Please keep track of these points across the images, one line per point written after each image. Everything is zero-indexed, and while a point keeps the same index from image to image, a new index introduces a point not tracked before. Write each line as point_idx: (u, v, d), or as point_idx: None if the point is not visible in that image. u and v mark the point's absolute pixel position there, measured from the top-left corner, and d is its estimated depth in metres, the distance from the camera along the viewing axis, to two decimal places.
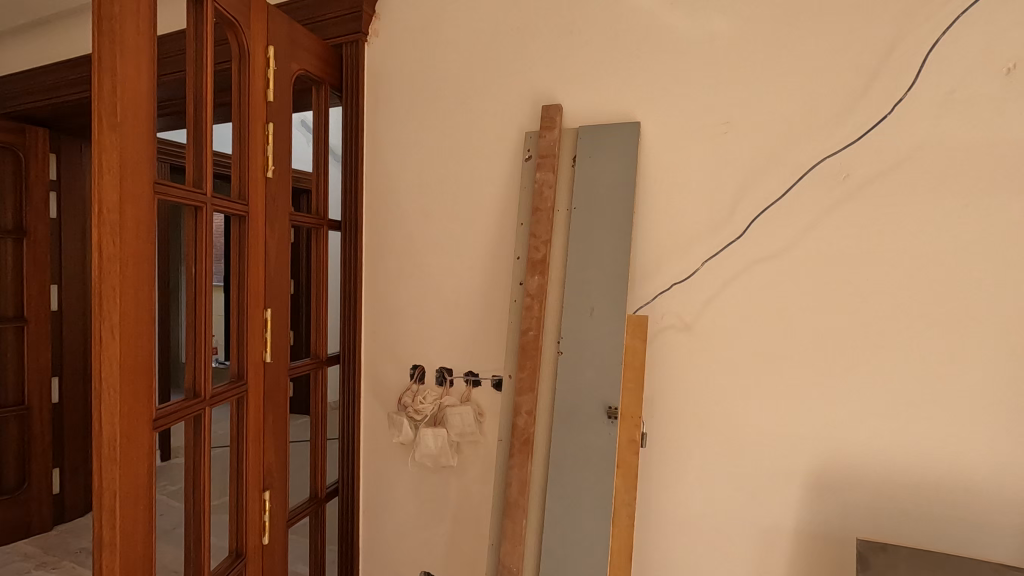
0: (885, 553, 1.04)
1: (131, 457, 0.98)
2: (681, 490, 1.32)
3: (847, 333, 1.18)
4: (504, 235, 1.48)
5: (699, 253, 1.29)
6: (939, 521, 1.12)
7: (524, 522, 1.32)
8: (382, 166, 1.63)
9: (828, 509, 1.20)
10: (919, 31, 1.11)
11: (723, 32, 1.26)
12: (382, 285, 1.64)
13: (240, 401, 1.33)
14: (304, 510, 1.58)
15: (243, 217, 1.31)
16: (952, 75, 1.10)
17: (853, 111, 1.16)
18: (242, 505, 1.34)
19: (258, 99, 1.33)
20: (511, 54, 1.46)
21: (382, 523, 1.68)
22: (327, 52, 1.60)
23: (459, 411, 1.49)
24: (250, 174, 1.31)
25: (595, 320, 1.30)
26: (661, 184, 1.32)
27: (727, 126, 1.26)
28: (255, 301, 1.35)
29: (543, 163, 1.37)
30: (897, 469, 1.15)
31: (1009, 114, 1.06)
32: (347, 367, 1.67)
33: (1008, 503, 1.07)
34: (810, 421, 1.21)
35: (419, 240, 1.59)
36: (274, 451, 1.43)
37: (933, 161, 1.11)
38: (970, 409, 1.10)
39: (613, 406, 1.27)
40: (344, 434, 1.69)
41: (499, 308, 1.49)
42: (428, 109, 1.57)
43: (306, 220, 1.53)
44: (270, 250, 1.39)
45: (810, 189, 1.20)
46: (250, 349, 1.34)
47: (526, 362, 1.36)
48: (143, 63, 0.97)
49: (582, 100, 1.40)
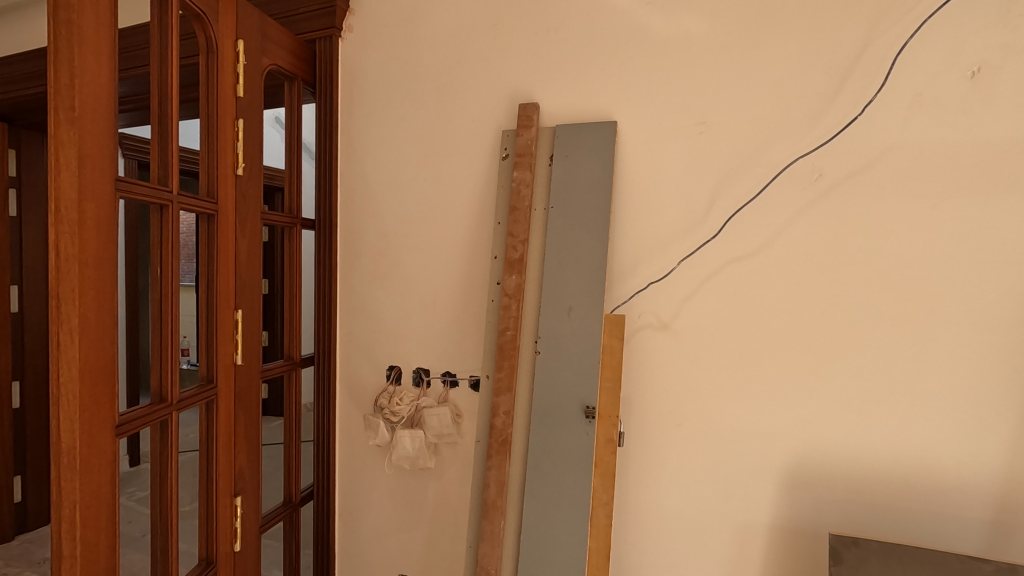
0: (856, 547, 1.06)
1: (93, 466, 0.94)
2: (659, 488, 1.33)
3: (820, 331, 1.20)
4: (481, 234, 1.47)
5: (675, 252, 1.29)
6: (909, 515, 1.14)
7: (502, 523, 1.31)
8: (357, 164, 1.61)
9: (803, 505, 1.21)
10: (888, 34, 1.14)
11: (699, 33, 1.26)
12: (357, 285, 1.62)
13: (210, 404, 1.30)
14: (277, 514, 1.55)
15: (212, 215, 1.27)
16: (920, 78, 1.12)
17: (826, 112, 1.18)
18: (213, 511, 1.30)
19: (227, 93, 1.29)
20: (488, 51, 1.45)
21: (359, 528, 1.65)
22: (300, 47, 1.56)
23: (436, 411, 1.47)
24: (218, 171, 1.28)
25: (573, 320, 1.30)
26: (638, 184, 1.32)
27: (702, 126, 1.26)
28: (225, 302, 1.31)
29: (520, 162, 1.37)
30: (869, 465, 1.17)
31: (974, 116, 1.09)
32: (321, 369, 1.64)
33: (975, 496, 1.10)
34: (784, 418, 1.23)
35: (395, 240, 1.57)
36: (246, 456, 1.39)
37: (902, 162, 1.13)
38: (939, 405, 1.12)
39: (591, 407, 1.27)
40: (318, 437, 1.65)
41: (476, 309, 1.48)
42: (404, 106, 1.55)
43: (276, 218, 1.49)
44: (241, 250, 1.35)
45: (784, 189, 1.21)
46: (220, 351, 1.30)
47: (503, 362, 1.35)
48: (103, 55, 0.93)
49: (559, 98, 1.39)
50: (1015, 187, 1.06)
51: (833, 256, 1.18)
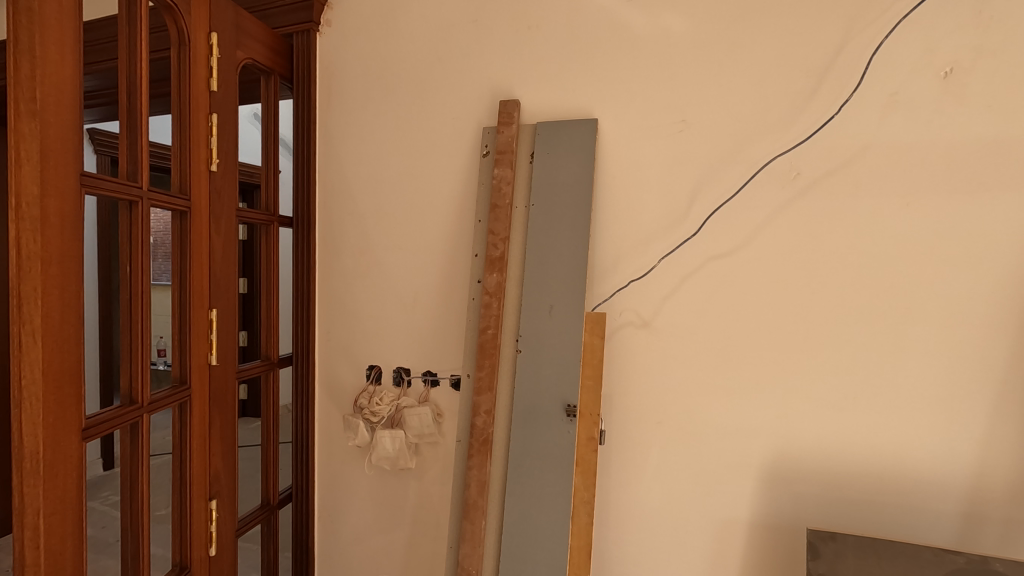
0: (833, 542, 1.07)
1: (58, 471, 0.91)
2: (640, 486, 1.33)
3: (797, 328, 1.21)
4: (462, 232, 1.46)
5: (656, 250, 1.30)
6: (885, 510, 1.16)
7: (483, 524, 1.31)
8: (335, 161, 1.58)
9: (781, 501, 1.22)
10: (863, 34, 1.15)
11: (679, 31, 1.27)
12: (336, 283, 1.59)
13: (183, 406, 1.26)
14: (254, 518, 1.51)
15: (185, 212, 1.24)
16: (894, 78, 1.13)
17: (805, 110, 1.19)
18: (187, 516, 1.27)
19: (200, 87, 1.26)
20: (468, 47, 1.43)
21: (339, 530, 1.63)
22: (276, 41, 1.53)
23: (417, 411, 1.46)
24: (191, 167, 1.24)
25: (554, 318, 1.29)
26: (619, 182, 1.32)
27: (682, 124, 1.27)
28: (199, 301, 1.28)
29: (501, 159, 1.36)
30: (846, 461, 1.18)
31: (947, 116, 1.10)
32: (300, 369, 1.61)
33: (947, 490, 1.12)
34: (763, 415, 1.23)
35: (375, 238, 1.55)
36: (222, 459, 1.36)
37: (877, 162, 1.15)
38: (913, 401, 1.14)
39: (572, 405, 1.26)
40: (297, 439, 1.62)
41: (457, 307, 1.47)
42: (384, 102, 1.52)
43: (252, 215, 1.45)
44: (215, 248, 1.32)
45: (762, 187, 1.22)
46: (194, 351, 1.27)
47: (484, 361, 1.34)
48: (66, 45, 0.90)
49: (540, 95, 1.38)
50: (986, 186, 1.09)
51: (811, 254, 1.19)
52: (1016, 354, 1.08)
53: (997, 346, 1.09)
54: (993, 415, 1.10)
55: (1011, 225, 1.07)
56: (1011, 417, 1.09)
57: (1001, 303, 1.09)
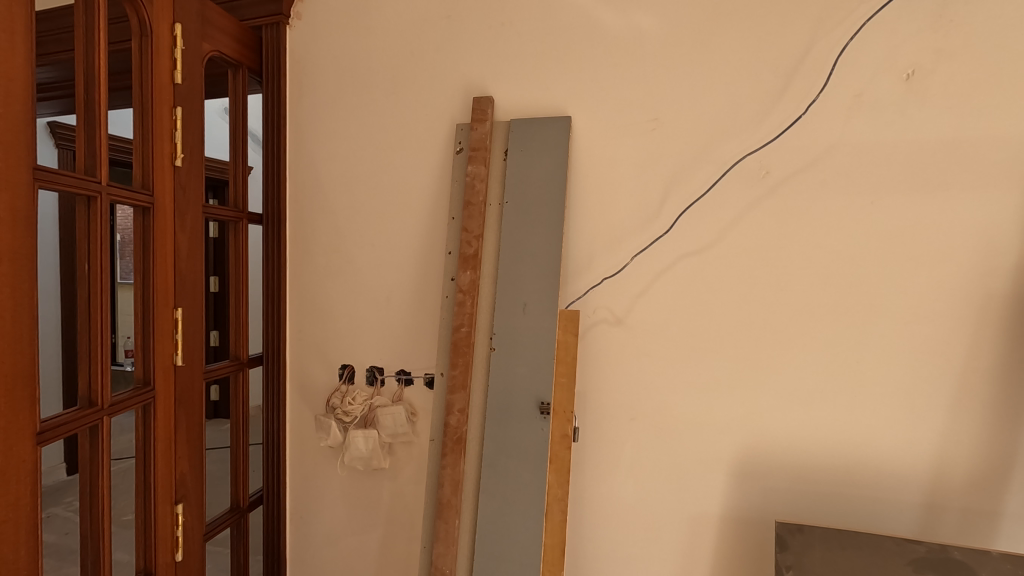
0: (801, 534, 1.10)
1: (8, 477, 0.87)
2: (613, 483, 1.33)
3: (766, 324, 1.23)
4: (436, 229, 1.45)
5: (629, 247, 1.30)
6: (851, 503, 1.19)
7: (457, 523, 1.30)
8: (307, 156, 1.55)
9: (752, 495, 1.24)
10: (830, 35, 1.17)
11: (651, 29, 1.27)
12: (308, 281, 1.56)
13: (147, 408, 1.23)
14: (223, 521, 1.47)
15: (148, 208, 1.21)
16: (859, 80, 1.16)
17: (774, 110, 1.21)
18: (151, 520, 1.24)
19: (162, 79, 1.22)
20: (442, 42, 1.42)
21: (311, 531, 1.60)
22: (244, 33, 1.49)
23: (390, 411, 1.44)
24: (154, 162, 1.21)
25: (528, 316, 1.29)
26: (592, 180, 1.32)
27: (655, 122, 1.27)
28: (163, 300, 1.25)
29: (475, 156, 1.35)
30: (814, 455, 1.21)
31: (909, 117, 1.13)
32: (271, 369, 1.57)
33: (910, 481, 1.16)
34: (734, 411, 1.25)
35: (347, 236, 1.52)
36: (188, 462, 1.33)
37: (843, 161, 1.17)
38: (878, 396, 1.17)
39: (546, 402, 1.26)
40: (267, 440, 1.59)
41: (432, 306, 1.46)
42: (356, 97, 1.50)
43: (220, 212, 1.41)
44: (181, 245, 1.29)
45: (733, 185, 1.23)
46: (158, 352, 1.24)
47: (457, 359, 1.33)
48: (17, 33, 0.86)
49: (514, 92, 1.38)
50: (945, 185, 1.12)
51: (780, 251, 1.21)
52: (974, 349, 1.12)
53: (956, 341, 1.12)
54: (952, 408, 1.13)
55: (968, 224, 1.11)
56: (969, 410, 1.12)
57: (960, 300, 1.12)
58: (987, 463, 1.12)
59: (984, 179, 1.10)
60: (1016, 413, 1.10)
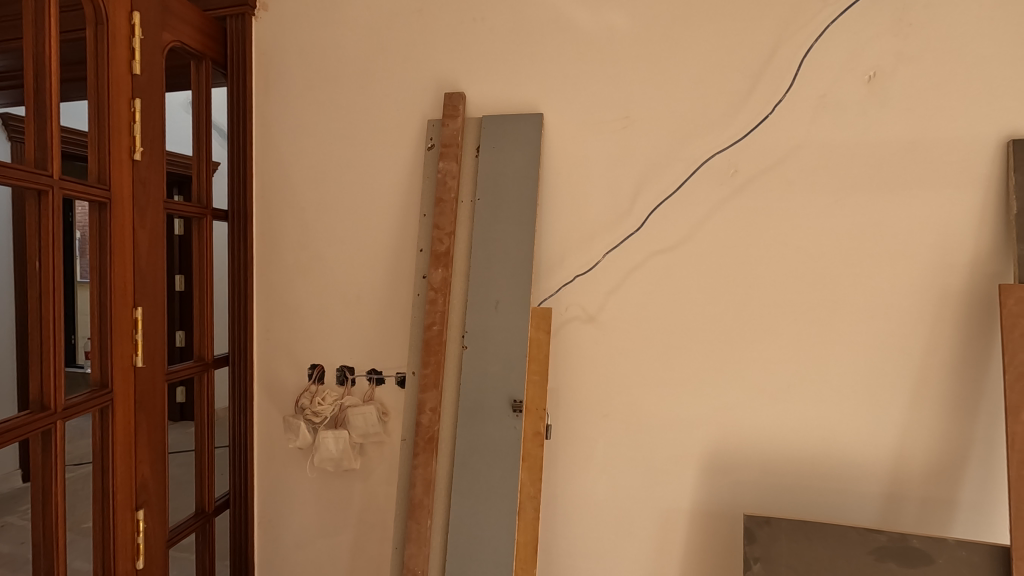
0: (768, 526, 1.12)
1: None
2: (585, 479, 1.34)
3: (735, 321, 1.24)
4: (407, 226, 1.43)
5: (601, 244, 1.31)
6: (816, 494, 1.21)
7: (429, 523, 1.29)
8: (274, 151, 1.51)
9: (721, 489, 1.26)
10: (796, 36, 1.19)
11: (622, 27, 1.28)
12: (276, 278, 1.53)
13: (104, 411, 1.18)
14: (188, 526, 1.43)
15: (104, 203, 1.16)
16: (823, 81, 1.18)
17: (742, 109, 1.22)
18: (110, 527, 1.20)
19: (119, 70, 1.18)
20: (412, 37, 1.40)
21: (280, 535, 1.57)
22: (207, 23, 1.44)
23: (361, 411, 1.42)
24: (110, 156, 1.16)
25: (500, 313, 1.28)
26: (564, 177, 1.32)
27: (626, 120, 1.28)
28: (122, 299, 1.20)
29: (446, 153, 1.34)
30: (781, 448, 1.23)
31: (871, 118, 1.16)
32: (237, 369, 1.53)
33: (871, 472, 1.19)
34: (704, 406, 1.26)
35: (316, 233, 1.49)
36: (150, 466, 1.28)
37: (808, 161, 1.20)
38: (842, 390, 1.20)
39: (518, 400, 1.26)
40: (234, 443, 1.55)
41: (403, 304, 1.44)
42: (325, 91, 1.47)
43: (183, 208, 1.36)
44: (140, 242, 1.24)
45: (703, 183, 1.25)
46: (117, 353, 1.19)
47: (429, 358, 1.31)
48: None
49: (486, 89, 1.37)
50: (905, 185, 1.15)
51: (748, 248, 1.23)
52: (932, 343, 1.15)
53: (916, 336, 1.16)
54: (911, 401, 1.17)
55: (927, 222, 1.14)
56: (927, 403, 1.16)
57: (919, 296, 1.16)
58: (944, 454, 1.16)
59: (941, 179, 1.14)
60: (971, 405, 1.14)
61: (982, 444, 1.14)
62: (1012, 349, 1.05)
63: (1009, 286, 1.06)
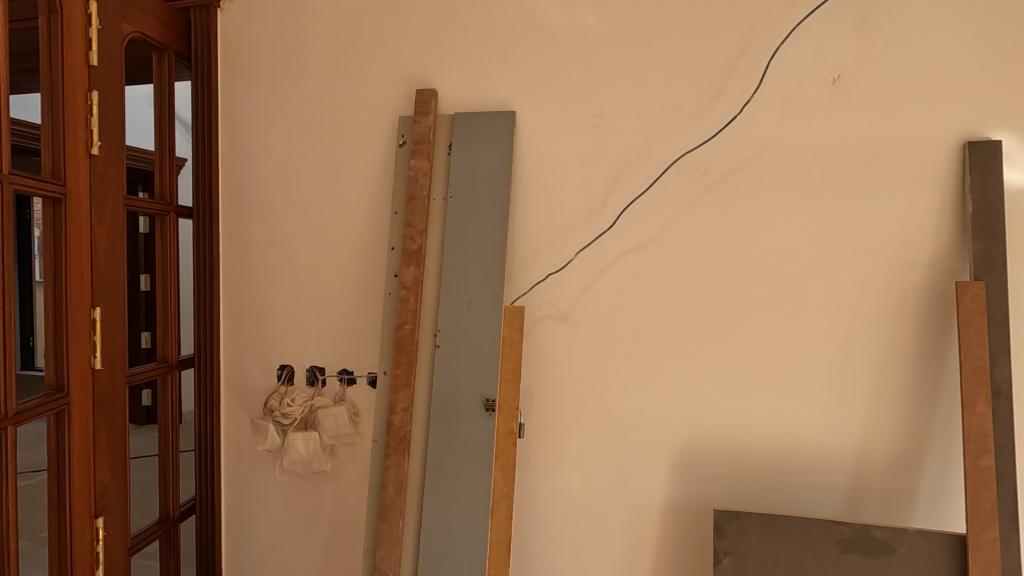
0: (738, 521, 1.14)
1: None
2: (558, 477, 1.34)
3: (705, 319, 1.26)
4: (379, 224, 1.41)
5: (573, 243, 1.31)
6: (784, 488, 1.24)
7: (401, 525, 1.27)
8: (241, 147, 1.48)
9: (692, 485, 1.27)
10: (764, 38, 1.21)
11: (594, 26, 1.28)
12: (243, 277, 1.49)
13: (60, 416, 1.14)
14: (151, 534, 1.38)
15: (59, 199, 1.11)
16: (790, 82, 1.20)
17: (711, 109, 1.24)
18: (66, 537, 1.15)
19: (76, 61, 1.14)
20: (383, 32, 1.38)
21: (249, 540, 1.53)
22: (169, 14, 1.40)
23: (332, 412, 1.40)
24: (66, 150, 1.12)
25: (472, 312, 1.28)
26: (536, 176, 1.32)
27: (599, 119, 1.28)
28: (78, 299, 1.16)
29: (418, 150, 1.33)
30: (750, 444, 1.25)
31: (836, 119, 1.19)
32: (202, 371, 1.49)
33: (836, 466, 1.22)
34: (675, 403, 1.28)
35: (285, 231, 1.46)
36: (109, 472, 1.24)
37: (775, 161, 1.22)
38: (808, 385, 1.22)
39: (491, 399, 1.26)
40: (199, 446, 1.51)
41: (374, 303, 1.42)
42: (294, 86, 1.44)
43: (144, 205, 1.32)
44: (98, 239, 1.20)
45: (673, 182, 1.26)
46: (73, 355, 1.15)
47: (401, 357, 1.30)
48: None
49: (458, 86, 1.35)
50: (868, 185, 1.18)
51: (718, 247, 1.25)
52: (893, 339, 1.19)
53: (878, 333, 1.19)
54: (874, 396, 1.20)
55: (888, 221, 1.18)
56: (889, 397, 1.19)
57: (881, 294, 1.19)
58: (905, 447, 1.19)
59: (902, 179, 1.17)
60: (931, 399, 1.18)
61: (940, 437, 1.18)
62: (968, 344, 1.09)
63: (965, 282, 1.09)
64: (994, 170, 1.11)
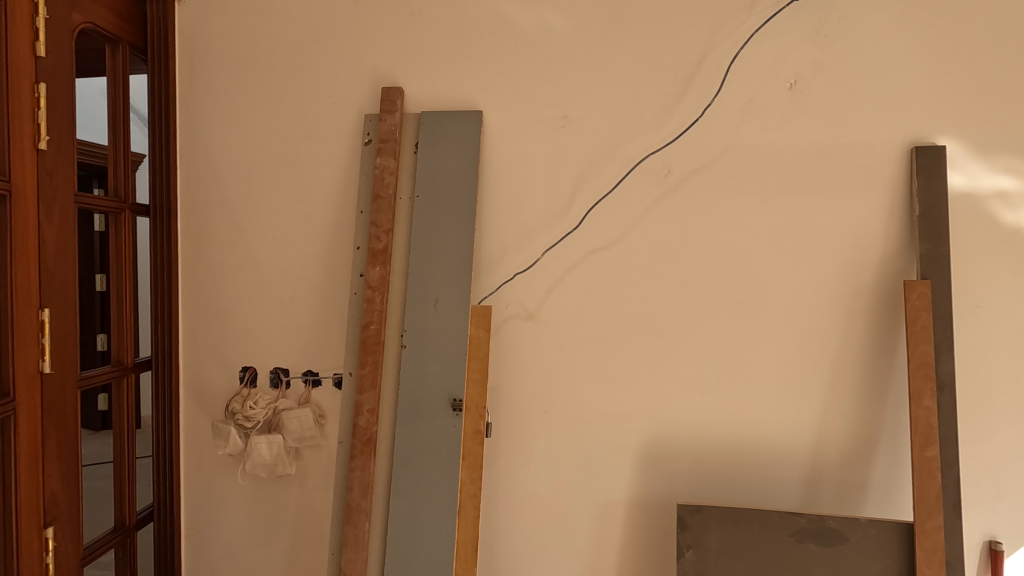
0: (700, 514, 1.16)
1: None
2: (525, 475, 1.35)
3: (668, 317, 1.28)
4: (343, 222, 1.39)
5: (540, 242, 1.32)
6: (745, 482, 1.27)
7: (367, 527, 1.26)
8: (201, 144, 1.44)
9: (656, 480, 1.30)
10: (724, 43, 1.24)
11: (559, 26, 1.29)
12: (203, 277, 1.45)
13: (4, 423, 1.08)
14: (105, 543, 1.33)
15: (3, 196, 1.06)
16: (749, 87, 1.24)
17: (675, 111, 1.26)
18: (13, 548, 1.10)
19: (21, 51, 1.09)
20: (348, 28, 1.36)
21: (210, 546, 1.49)
22: (123, 5, 1.34)
23: (296, 414, 1.37)
24: (9, 144, 1.07)
25: (439, 312, 1.28)
26: (503, 175, 1.33)
27: (564, 119, 1.29)
28: (25, 300, 1.11)
29: (383, 148, 1.32)
30: (712, 440, 1.28)
31: (792, 123, 1.23)
32: (160, 373, 1.43)
33: (793, 460, 1.26)
34: (640, 401, 1.30)
35: (247, 229, 1.43)
36: (60, 480, 1.19)
37: (735, 163, 1.25)
38: (767, 382, 1.26)
39: (458, 399, 1.26)
40: (157, 452, 1.45)
41: (340, 303, 1.40)
42: (256, 81, 1.41)
43: (97, 202, 1.27)
44: (47, 237, 1.15)
45: (638, 182, 1.28)
46: (19, 357, 1.10)
47: (367, 358, 1.29)
48: None
49: (424, 84, 1.35)
50: (823, 187, 1.22)
51: (680, 247, 1.27)
52: (846, 336, 1.23)
53: (833, 330, 1.23)
54: (830, 391, 1.24)
55: (841, 223, 1.22)
56: (843, 393, 1.24)
57: (835, 293, 1.23)
58: (858, 440, 1.24)
59: (855, 182, 1.21)
60: (882, 394, 1.23)
61: (890, 430, 1.23)
62: (915, 340, 1.14)
63: (912, 282, 1.14)
64: (938, 174, 1.16)
